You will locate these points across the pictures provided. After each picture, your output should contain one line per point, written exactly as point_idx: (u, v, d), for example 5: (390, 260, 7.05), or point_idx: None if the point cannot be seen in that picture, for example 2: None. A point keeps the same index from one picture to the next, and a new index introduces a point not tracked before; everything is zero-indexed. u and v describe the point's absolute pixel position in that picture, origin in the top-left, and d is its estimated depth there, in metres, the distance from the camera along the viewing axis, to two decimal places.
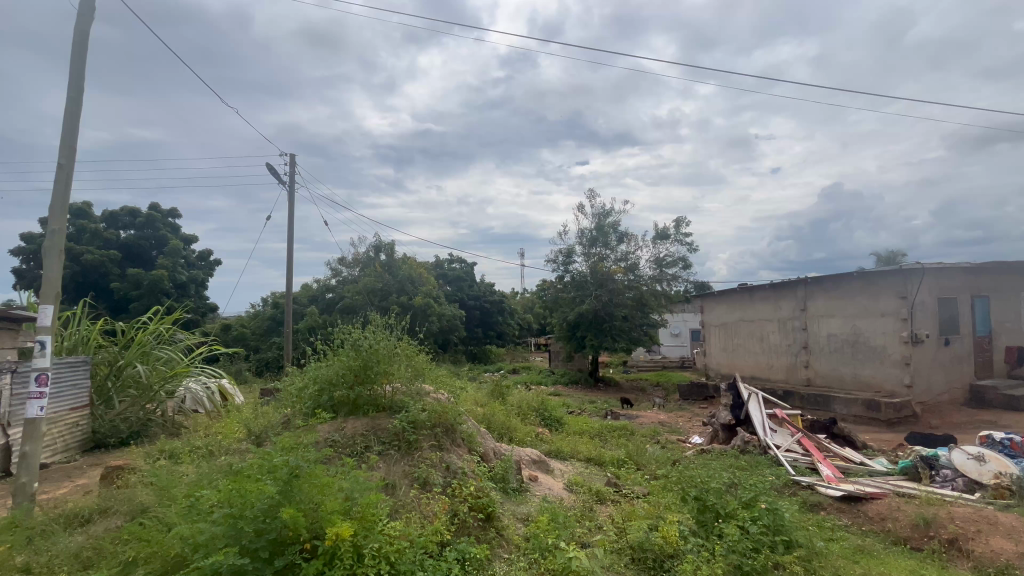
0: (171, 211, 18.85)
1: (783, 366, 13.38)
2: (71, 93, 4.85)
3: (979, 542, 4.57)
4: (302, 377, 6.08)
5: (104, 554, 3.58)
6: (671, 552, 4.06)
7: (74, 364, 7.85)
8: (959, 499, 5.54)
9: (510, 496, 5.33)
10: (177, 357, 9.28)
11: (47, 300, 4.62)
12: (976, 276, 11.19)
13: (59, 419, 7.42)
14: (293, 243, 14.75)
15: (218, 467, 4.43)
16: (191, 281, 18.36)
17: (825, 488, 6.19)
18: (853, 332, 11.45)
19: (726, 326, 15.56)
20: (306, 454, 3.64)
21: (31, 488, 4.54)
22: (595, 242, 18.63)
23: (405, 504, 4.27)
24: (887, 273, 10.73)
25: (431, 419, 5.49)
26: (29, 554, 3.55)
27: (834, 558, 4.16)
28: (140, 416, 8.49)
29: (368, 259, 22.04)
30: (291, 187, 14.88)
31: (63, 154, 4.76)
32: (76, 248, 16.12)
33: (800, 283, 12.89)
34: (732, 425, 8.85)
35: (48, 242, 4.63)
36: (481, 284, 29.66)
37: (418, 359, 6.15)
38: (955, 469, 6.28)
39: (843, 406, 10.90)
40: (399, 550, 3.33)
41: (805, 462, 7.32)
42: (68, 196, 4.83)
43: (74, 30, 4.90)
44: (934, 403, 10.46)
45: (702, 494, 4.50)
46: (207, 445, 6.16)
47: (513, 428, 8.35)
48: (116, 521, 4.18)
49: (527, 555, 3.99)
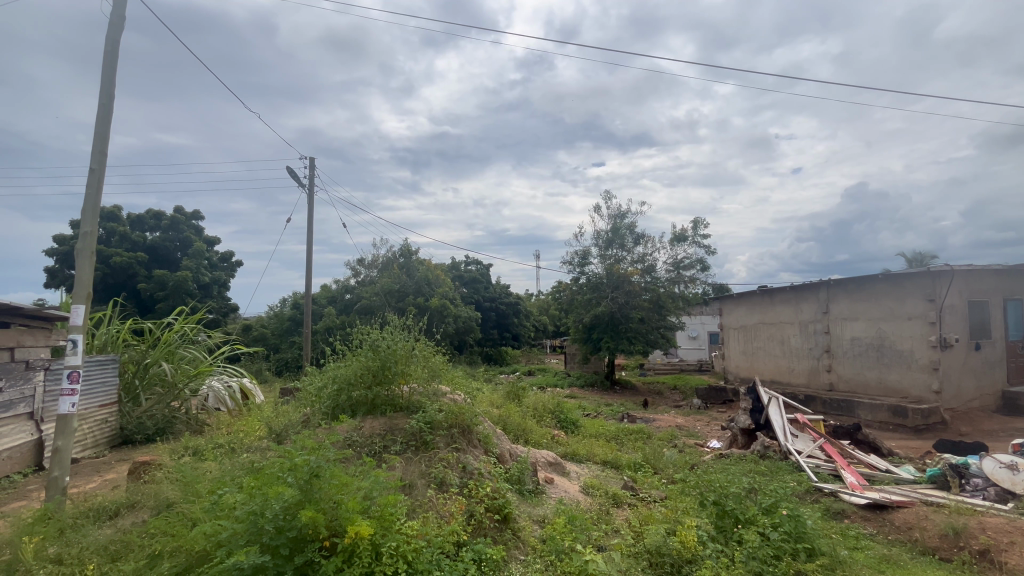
0: (196, 214, 19.30)
1: (805, 370, 13.16)
2: (102, 100, 5.00)
3: (1013, 554, 4.43)
4: (321, 377, 6.21)
5: (131, 546, 3.68)
6: (690, 557, 4.00)
7: (103, 363, 8.08)
8: (991, 509, 5.39)
9: (525, 498, 5.34)
10: (201, 357, 9.45)
11: (79, 300, 4.75)
12: (1009, 279, 10.88)
13: (89, 415, 7.65)
14: (310, 245, 14.99)
15: (240, 464, 4.51)
16: (214, 282, 18.75)
17: (849, 496, 6.06)
18: (878, 335, 11.22)
19: (745, 329, 15.38)
20: (327, 453, 3.65)
21: (63, 481, 4.68)
22: (611, 243, 18.49)
23: (423, 504, 4.30)
24: (916, 274, 10.47)
25: (448, 419, 5.55)
26: (61, 546, 3.66)
27: (859, 567, 4.10)
28: (164, 413, 8.64)
29: (386, 261, 22.32)
30: (310, 190, 15.17)
31: (95, 159, 4.91)
32: (105, 250, 16.59)
33: (822, 286, 12.68)
34: (752, 430, 8.71)
35: (81, 244, 4.79)
36: (496, 286, 29.72)
37: (435, 360, 6.20)
38: (986, 478, 6.09)
39: (868, 412, 10.74)
40: (416, 549, 3.38)
41: (827, 468, 7.20)
42: (100, 200, 4.97)
43: (105, 39, 5.04)
44: (964, 409, 10.19)
45: (722, 499, 4.48)
46: (230, 442, 6.33)
47: (530, 429, 8.37)
48: (142, 516, 4.29)
49: (543, 558, 3.97)
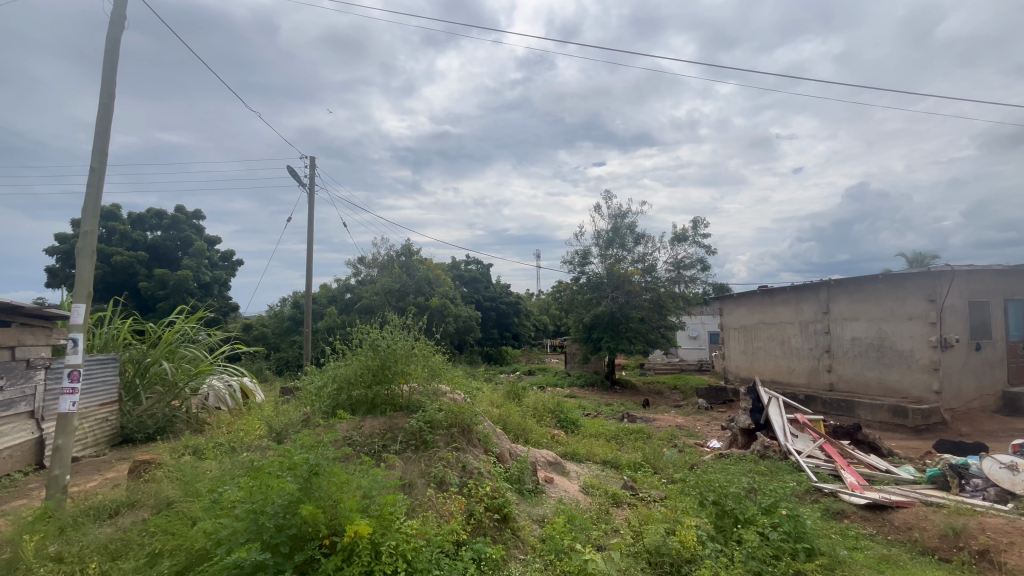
0: (196, 213, 19.30)
1: (805, 370, 13.15)
2: (103, 99, 5.00)
3: (1012, 554, 4.43)
4: (321, 377, 6.22)
5: (131, 545, 3.68)
6: (689, 556, 4.00)
7: (103, 361, 8.08)
8: (991, 510, 5.39)
9: (525, 497, 5.34)
10: (202, 356, 9.45)
11: (79, 299, 4.76)
12: (1010, 279, 10.87)
13: (89, 414, 7.65)
14: (311, 245, 14.99)
15: (240, 463, 4.52)
16: (215, 281, 18.75)
17: (848, 496, 6.06)
18: (879, 335, 11.22)
19: (746, 329, 15.38)
20: (326, 452, 3.65)
21: (64, 480, 4.68)
22: (611, 243, 18.48)
23: (422, 504, 4.30)
24: (916, 274, 10.47)
25: (447, 419, 5.55)
26: (62, 545, 3.66)
27: (858, 567, 4.10)
28: (165, 412, 8.66)
29: (386, 260, 22.31)
30: (311, 189, 15.17)
31: (96, 158, 4.91)
32: (106, 249, 16.59)
33: (823, 286, 12.66)
34: (752, 430, 8.70)
35: (81, 243, 4.78)
36: (497, 286, 29.72)
37: (435, 360, 6.21)
38: (986, 478, 6.09)
39: (868, 412, 10.74)
40: (416, 548, 3.38)
41: (827, 468, 7.20)
42: (101, 198, 4.97)
43: (106, 37, 5.04)
44: (964, 409, 10.18)
45: (721, 499, 4.48)
46: (230, 441, 6.33)
47: (530, 429, 8.37)
48: (142, 514, 4.29)
49: (542, 557, 3.97)
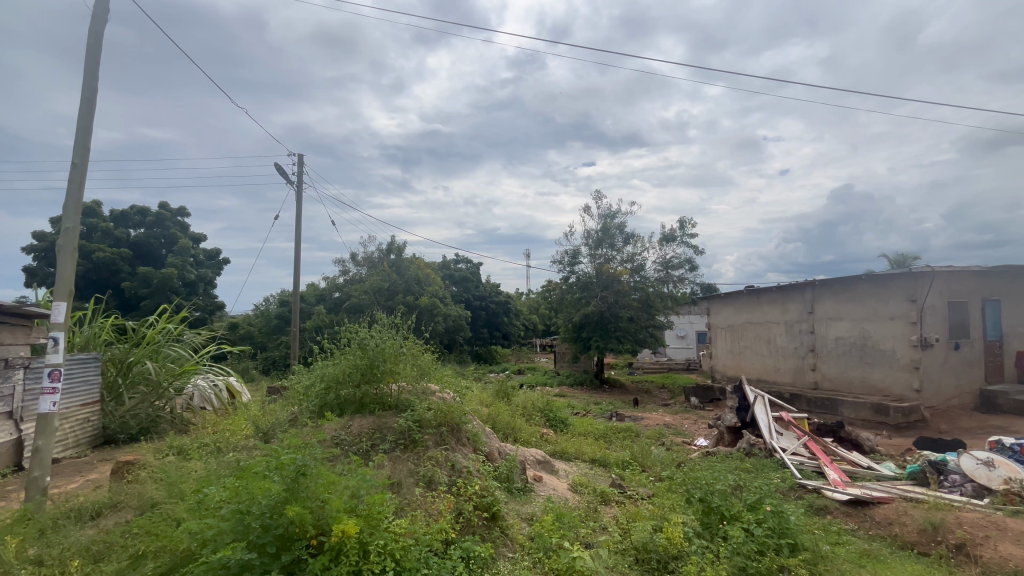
0: (181, 210, 19.09)
1: (790, 369, 13.32)
2: (85, 94, 4.94)
3: (988, 548, 4.55)
4: (309, 376, 6.19)
5: (114, 548, 3.65)
6: (675, 553, 4.06)
7: (84, 361, 7.96)
8: (967, 504, 5.51)
9: (514, 496, 5.38)
10: (187, 355, 9.35)
11: (60, 298, 4.70)
12: (988, 280, 11.11)
13: (71, 415, 7.55)
14: (299, 243, 14.88)
15: (226, 463, 4.50)
16: (200, 280, 18.54)
17: (832, 492, 6.16)
18: (862, 335, 11.40)
19: (733, 328, 15.55)
20: (313, 452, 3.63)
21: (44, 482, 4.62)
22: (601, 243, 18.56)
23: (411, 502, 4.31)
24: (898, 275, 10.64)
25: (436, 418, 5.56)
26: (41, 547, 3.62)
27: (840, 562, 4.17)
28: (149, 412, 8.57)
29: (375, 259, 22.20)
30: (298, 187, 15.07)
31: (78, 154, 4.86)
32: (87, 246, 16.34)
33: (808, 286, 12.83)
34: (738, 428, 8.82)
35: (62, 241, 4.72)
36: (486, 285, 29.70)
37: (424, 359, 6.21)
38: (964, 475, 6.23)
39: (850, 410, 10.91)
40: (404, 547, 3.40)
41: (811, 465, 7.31)
42: (82, 196, 4.91)
43: (88, 31, 4.98)
44: (943, 407, 10.38)
45: (707, 496, 4.54)
46: (215, 442, 6.29)
47: (519, 428, 8.41)
48: (125, 516, 4.25)
49: (531, 555, 4.01)
